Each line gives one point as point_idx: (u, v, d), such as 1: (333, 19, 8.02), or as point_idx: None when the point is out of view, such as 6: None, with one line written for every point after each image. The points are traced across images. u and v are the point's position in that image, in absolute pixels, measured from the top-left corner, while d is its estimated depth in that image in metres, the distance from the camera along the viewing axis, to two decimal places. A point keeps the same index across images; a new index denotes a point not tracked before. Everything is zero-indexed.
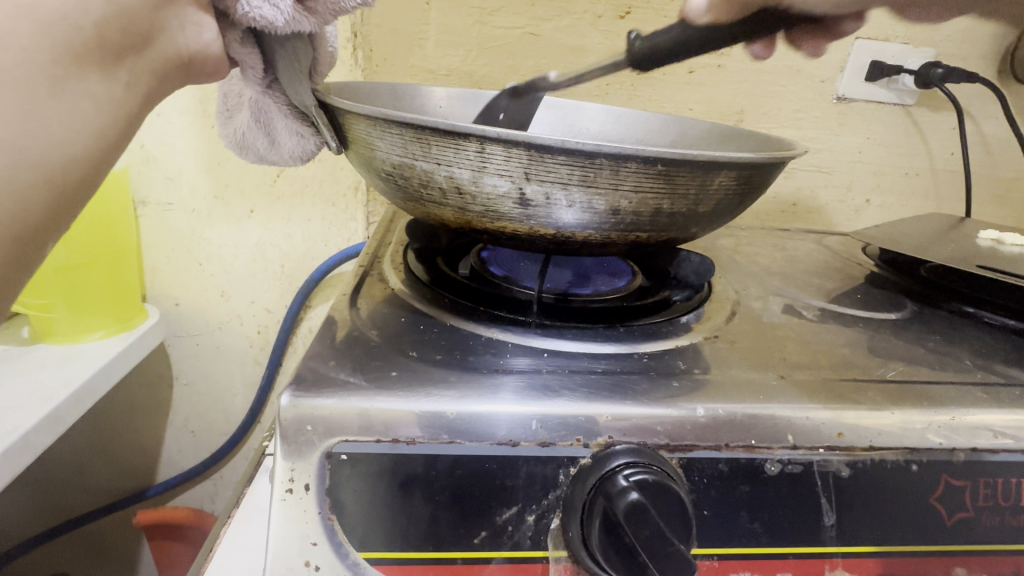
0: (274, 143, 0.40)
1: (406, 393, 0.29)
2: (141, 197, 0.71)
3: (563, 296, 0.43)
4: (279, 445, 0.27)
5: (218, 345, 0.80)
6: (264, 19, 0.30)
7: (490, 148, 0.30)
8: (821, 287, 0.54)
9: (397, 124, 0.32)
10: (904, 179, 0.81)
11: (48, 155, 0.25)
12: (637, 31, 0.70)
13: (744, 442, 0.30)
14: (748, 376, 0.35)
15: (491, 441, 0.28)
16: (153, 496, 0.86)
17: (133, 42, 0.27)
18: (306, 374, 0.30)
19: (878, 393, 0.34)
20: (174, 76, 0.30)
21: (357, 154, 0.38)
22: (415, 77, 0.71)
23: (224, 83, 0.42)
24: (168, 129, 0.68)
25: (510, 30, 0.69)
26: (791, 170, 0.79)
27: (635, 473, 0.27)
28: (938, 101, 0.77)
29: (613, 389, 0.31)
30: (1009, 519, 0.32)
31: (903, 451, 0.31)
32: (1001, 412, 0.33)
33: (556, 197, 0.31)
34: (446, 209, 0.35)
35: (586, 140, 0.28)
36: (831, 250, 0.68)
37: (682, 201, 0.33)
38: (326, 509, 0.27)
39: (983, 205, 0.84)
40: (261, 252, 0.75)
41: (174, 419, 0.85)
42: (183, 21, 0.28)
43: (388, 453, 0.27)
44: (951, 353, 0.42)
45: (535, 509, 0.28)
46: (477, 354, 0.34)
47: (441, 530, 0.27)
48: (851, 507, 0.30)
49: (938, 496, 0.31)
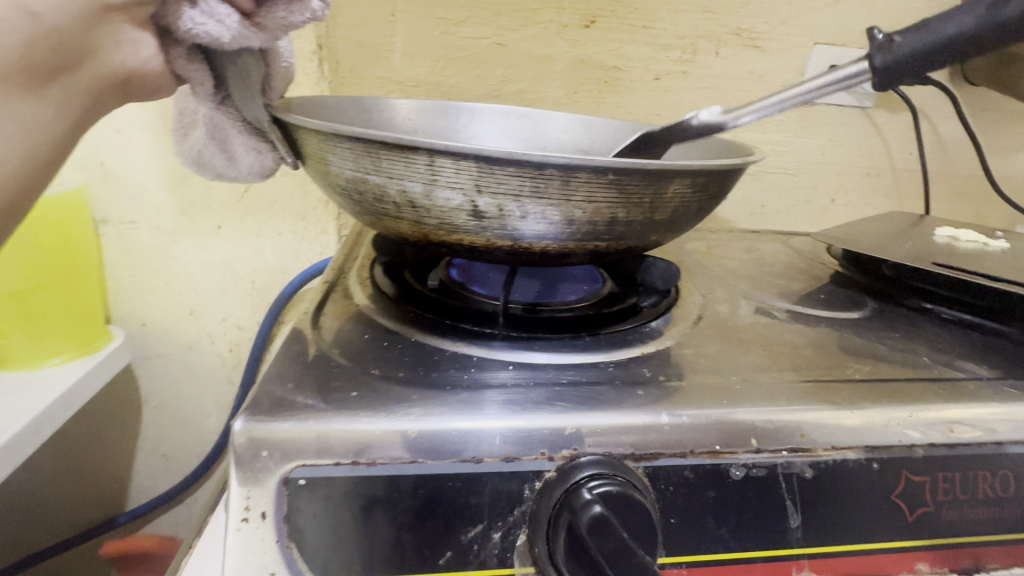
0: (232, 160, 0.39)
1: (367, 413, 0.28)
2: (102, 216, 0.69)
3: (532, 307, 0.43)
4: (234, 472, 0.26)
5: (188, 365, 0.78)
6: (209, 35, 0.29)
7: (440, 161, 0.30)
8: (787, 288, 0.55)
9: (348, 139, 0.32)
10: (866, 178, 0.84)
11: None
12: (602, 39, 0.71)
13: (709, 448, 0.30)
14: (713, 380, 0.35)
15: (455, 458, 0.27)
16: (122, 525, 0.83)
17: (63, 62, 0.26)
18: (263, 398, 0.29)
19: (842, 392, 0.34)
20: (112, 95, 0.29)
21: (313, 169, 0.37)
22: (382, 89, 0.71)
23: (179, 100, 0.40)
24: (128, 145, 0.66)
25: (477, 40, 0.70)
26: (757, 172, 0.81)
27: (599, 485, 0.27)
28: (894, 103, 0.80)
29: (580, 400, 0.31)
30: (967, 511, 0.33)
31: (864, 450, 0.32)
32: (959, 407, 0.34)
33: (509, 209, 0.31)
34: (403, 223, 0.35)
35: (534, 152, 0.28)
36: (798, 251, 0.69)
37: (636, 209, 0.33)
38: (284, 537, 0.26)
39: (941, 202, 0.86)
40: (230, 268, 0.74)
41: (143, 443, 0.82)
42: (119, 39, 0.28)
43: (349, 476, 0.27)
44: (910, 350, 0.43)
45: (500, 525, 0.28)
46: (442, 370, 0.34)
47: (405, 552, 0.27)
48: (816, 507, 0.31)
49: (900, 492, 0.32)
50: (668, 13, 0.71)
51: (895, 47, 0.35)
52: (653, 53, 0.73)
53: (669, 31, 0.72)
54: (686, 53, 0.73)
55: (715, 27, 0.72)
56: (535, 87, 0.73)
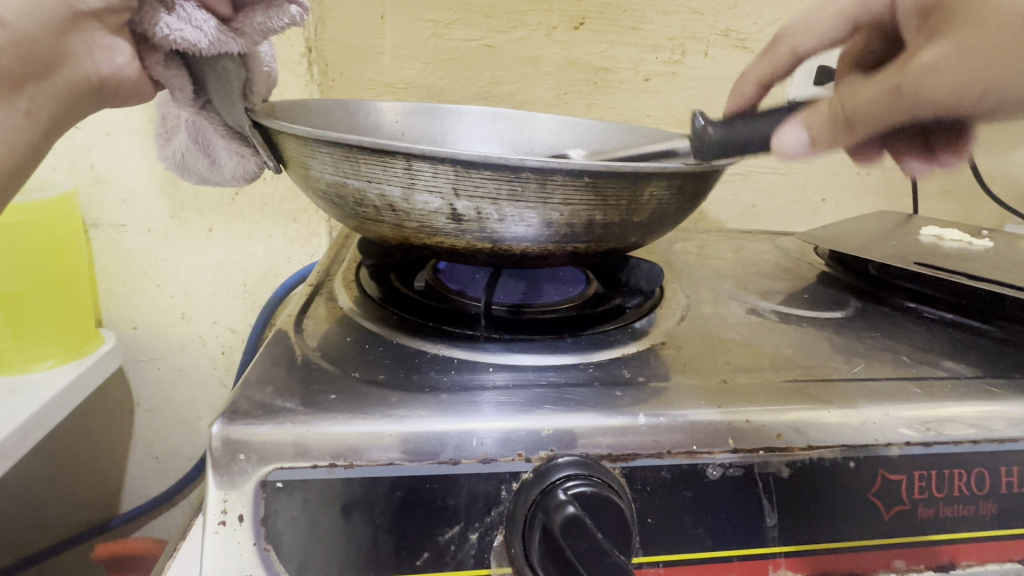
0: (215, 164, 0.40)
1: (346, 415, 0.28)
2: (92, 219, 0.69)
3: (516, 308, 0.43)
4: (211, 475, 0.26)
5: (180, 367, 0.78)
6: (186, 41, 0.30)
7: (417, 165, 0.30)
8: (773, 288, 0.56)
9: (327, 144, 0.32)
10: (856, 178, 0.84)
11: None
12: (591, 41, 0.72)
13: (686, 448, 0.30)
14: (694, 381, 0.35)
15: (433, 460, 0.28)
16: (115, 528, 0.83)
17: (33, 69, 0.26)
18: (242, 402, 0.29)
19: (821, 392, 0.35)
20: (84, 101, 0.29)
21: (295, 173, 0.37)
22: (372, 91, 0.71)
23: (161, 105, 0.41)
24: (118, 148, 0.66)
25: (466, 42, 0.70)
26: (747, 172, 0.81)
27: (575, 485, 0.27)
28: None
29: (559, 401, 0.31)
30: (943, 508, 0.33)
31: (841, 449, 0.32)
32: (935, 406, 0.34)
33: (487, 212, 0.32)
34: (384, 226, 0.35)
35: (509, 155, 0.29)
36: (786, 250, 0.70)
37: (614, 211, 0.33)
38: (261, 540, 0.26)
39: (930, 201, 0.87)
40: (220, 271, 0.74)
41: (136, 446, 0.82)
42: (92, 46, 0.28)
43: (326, 479, 0.27)
44: (892, 349, 0.43)
45: (478, 526, 0.28)
46: (423, 372, 0.34)
47: (382, 554, 0.27)
48: (793, 506, 0.31)
49: (876, 491, 0.32)
50: (656, 14, 0.71)
51: (705, 133, 0.37)
52: (642, 54, 0.73)
53: (658, 33, 0.72)
54: (675, 54, 0.73)
55: (704, 28, 0.73)
56: (525, 88, 0.73)
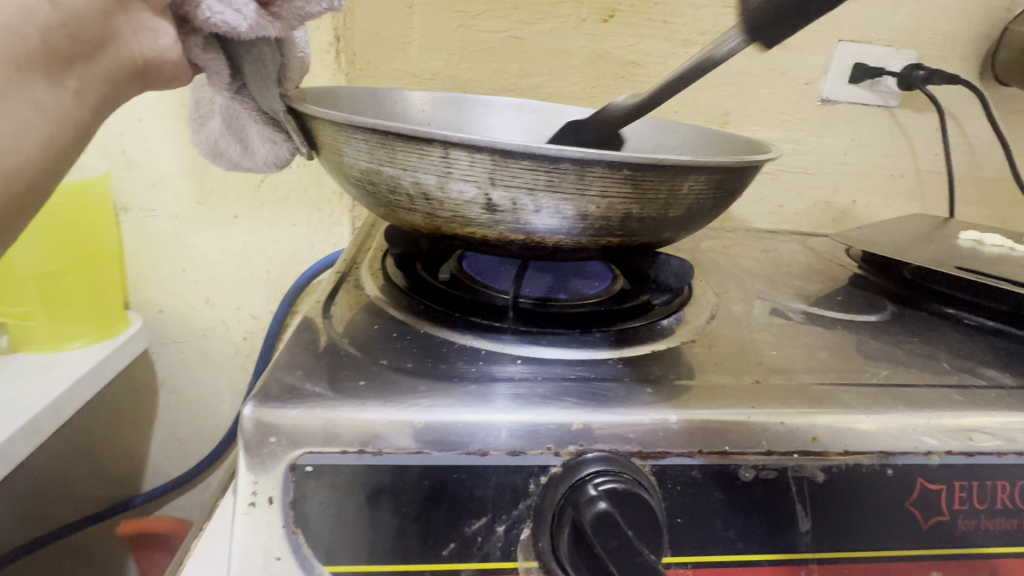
0: (247, 149, 0.40)
1: (373, 402, 0.28)
2: (123, 203, 0.71)
3: (542, 302, 0.43)
4: (242, 457, 0.27)
5: (203, 352, 0.79)
6: (226, 24, 0.30)
7: (455, 154, 0.30)
8: (804, 289, 0.54)
9: (363, 130, 0.32)
10: (889, 179, 0.82)
11: (8, 160, 0.25)
12: (621, 34, 0.70)
13: (718, 449, 0.29)
14: (724, 381, 0.34)
15: (460, 450, 0.27)
16: (137, 506, 0.85)
17: (83, 49, 0.26)
18: (273, 385, 0.29)
19: (855, 397, 0.33)
20: (129, 83, 0.29)
21: (328, 160, 0.37)
22: (398, 81, 0.71)
23: (196, 89, 0.41)
24: (149, 134, 0.67)
25: (494, 33, 0.69)
26: (776, 171, 0.79)
27: (605, 481, 0.27)
28: (921, 103, 0.77)
29: (587, 396, 0.31)
30: (985, 522, 0.32)
31: (879, 455, 0.31)
32: (978, 414, 0.33)
33: (523, 203, 0.31)
34: (415, 215, 0.35)
35: (549, 145, 0.28)
36: (815, 252, 0.68)
37: (651, 205, 0.32)
38: (290, 523, 0.26)
39: (968, 205, 0.84)
40: (245, 258, 0.74)
41: (159, 426, 0.84)
42: (137, 27, 0.28)
43: (354, 465, 0.27)
44: (930, 355, 0.42)
45: (505, 519, 0.28)
46: (451, 362, 0.34)
47: (409, 542, 0.27)
48: (827, 512, 0.30)
49: (914, 500, 0.31)
50: (688, 8, 0.70)
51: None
52: (671, 49, 0.71)
53: (689, 27, 0.71)
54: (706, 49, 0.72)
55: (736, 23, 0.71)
56: (552, 82, 0.72)
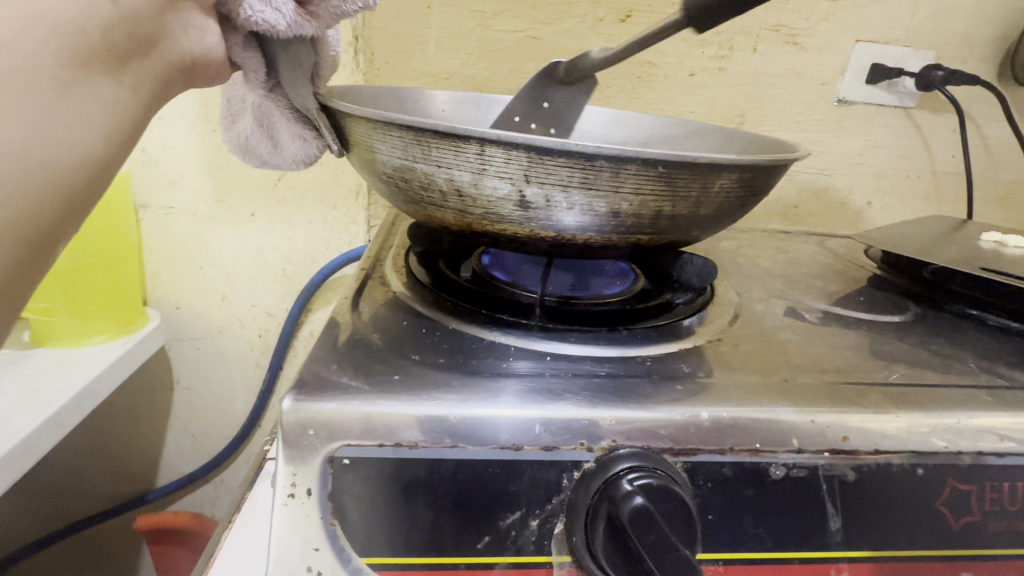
0: (277, 146, 0.40)
1: (407, 397, 0.29)
2: (142, 200, 0.71)
3: (566, 300, 0.43)
4: (281, 450, 0.27)
5: (219, 349, 0.80)
6: (266, 23, 0.30)
7: (490, 151, 0.30)
8: (823, 289, 0.54)
9: (398, 127, 0.32)
10: (906, 181, 0.81)
11: (76, 151, 0.25)
12: (638, 34, 0.71)
13: (748, 446, 0.30)
14: (750, 379, 0.35)
15: (494, 445, 0.28)
16: (152, 501, 0.85)
17: (138, 46, 0.27)
18: (307, 378, 0.30)
19: (882, 397, 0.33)
20: (176, 80, 0.30)
21: (358, 157, 0.38)
22: (415, 80, 0.71)
23: (228, 88, 0.42)
24: (169, 132, 0.68)
25: (512, 33, 0.70)
26: (792, 172, 0.79)
27: (639, 477, 0.27)
28: (939, 104, 0.77)
29: (616, 392, 0.31)
30: (1015, 523, 0.32)
31: (908, 455, 0.31)
32: (1009, 415, 0.33)
33: (556, 200, 0.31)
34: (446, 211, 0.35)
35: (585, 142, 0.28)
36: (833, 252, 0.68)
37: (682, 203, 0.33)
38: (328, 515, 0.27)
39: (986, 206, 0.83)
40: (262, 255, 0.75)
41: (174, 423, 0.84)
42: (186, 25, 0.29)
43: (390, 458, 0.27)
44: (955, 356, 0.42)
45: (539, 513, 0.28)
46: (480, 358, 0.34)
47: (444, 535, 0.27)
48: (857, 512, 0.30)
49: (944, 500, 0.31)
50: None
51: None
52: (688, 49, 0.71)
53: None
54: (722, 49, 0.72)
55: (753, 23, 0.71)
56: None
